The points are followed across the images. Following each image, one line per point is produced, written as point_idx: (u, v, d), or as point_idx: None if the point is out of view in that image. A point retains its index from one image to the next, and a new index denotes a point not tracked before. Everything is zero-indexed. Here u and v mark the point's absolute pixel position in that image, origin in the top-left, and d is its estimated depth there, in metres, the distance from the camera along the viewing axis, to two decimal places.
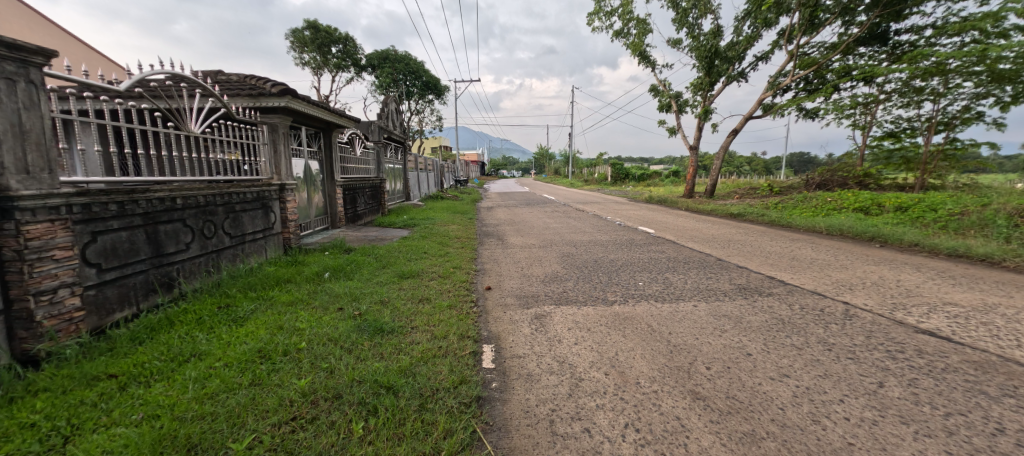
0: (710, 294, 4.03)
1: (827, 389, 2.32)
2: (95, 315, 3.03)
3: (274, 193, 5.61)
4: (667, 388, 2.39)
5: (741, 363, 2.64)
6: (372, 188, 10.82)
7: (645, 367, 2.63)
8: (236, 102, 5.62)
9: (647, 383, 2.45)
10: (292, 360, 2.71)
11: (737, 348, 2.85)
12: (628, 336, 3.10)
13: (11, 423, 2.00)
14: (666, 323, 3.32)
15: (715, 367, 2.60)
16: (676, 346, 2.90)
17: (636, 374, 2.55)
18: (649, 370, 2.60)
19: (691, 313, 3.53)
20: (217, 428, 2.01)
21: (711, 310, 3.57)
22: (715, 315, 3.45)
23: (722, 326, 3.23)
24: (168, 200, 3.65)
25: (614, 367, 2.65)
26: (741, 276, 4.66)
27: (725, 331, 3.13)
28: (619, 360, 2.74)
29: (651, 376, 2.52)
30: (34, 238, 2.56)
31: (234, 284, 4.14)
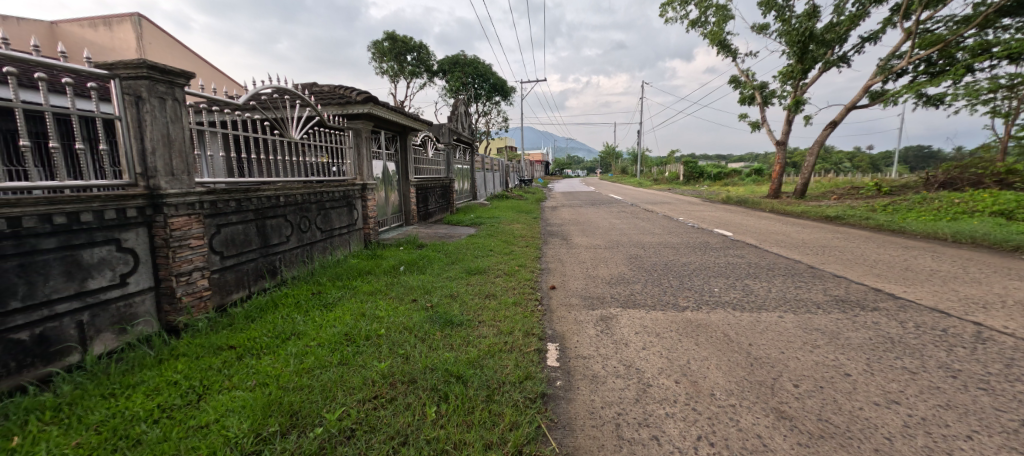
0: (799, 305, 3.72)
1: (950, 422, 2.05)
2: (219, 295, 3.55)
3: (356, 192, 6.12)
4: (746, 403, 2.27)
5: (837, 384, 2.42)
6: (442, 188, 11.33)
7: (721, 379, 2.52)
8: (327, 111, 6.32)
9: (723, 396, 2.35)
10: (373, 344, 2.97)
11: (832, 366, 2.62)
12: (702, 345, 2.98)
13: (161, 379, 2.43)
14: (745, 334, 3.14)
15: (805, 386, 2.42)
16: (758, 359, 2.74)
17: (711, 385, 2.46)
18: (727, 382, 2.49)
19: (774, 324, 3.30)
20: (312, 399, 2.28)
21: (800, 323, 3.31)
22: (805, 329, 3.20)
23: (815, 341, 2.98)
24: (273, 199, 4.17)
25: (686, 376, 2.57)
26: (839, 287, 4.23)
27: (817, 347, 2.89)
28: (692, 369, 2.65)
29: (729, 389, 2.41)
30: (176, 229, 3.08)
31: (325, 273, 4.61)
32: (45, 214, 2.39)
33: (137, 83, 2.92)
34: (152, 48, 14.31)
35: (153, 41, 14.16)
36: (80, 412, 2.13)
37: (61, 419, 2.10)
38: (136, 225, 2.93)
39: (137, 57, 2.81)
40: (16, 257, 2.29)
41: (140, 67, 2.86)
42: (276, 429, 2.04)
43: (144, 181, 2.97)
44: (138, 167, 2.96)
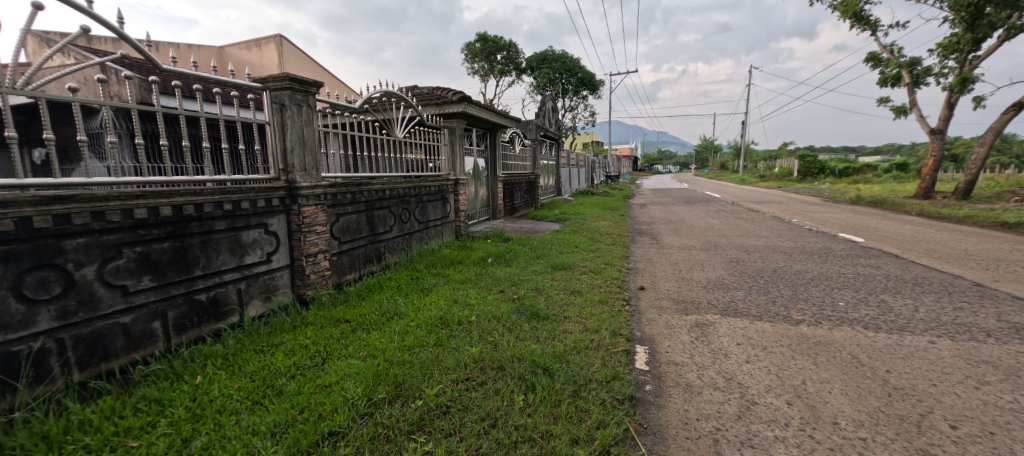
0: (958, 331, 3.12)
1: None
2: (338, 275, 4.07)
3: (450, 187, 6.51)
4: (880, 438, 1.97)
5: (1013, 432, 1.99)
6: (527, 183, 11.51)
7: (847, 407, 2.22)
8: (427, 111, 6.81)
9: (850, 426, 2.07)
10: (465, 330, 3.16)
11: (1008, 410, 2.16)
12: (822, 366, 2.65)
13: (294, 343, 2.87)
14: (879, 358, 2.73)
15: (965, 428, 2.03)
16: (896, 390, 2.36)
17: (833, 412, 2.18)
18: (855, 411, 2.18)
19: (923, 351, 2.81)
20: (414, 374, 2.50)
21: (959, 352, 2.78)
22: (968, 360, 2.67)
23: (982, 377, 2.48)
24: (381, 192, 4.64)
25: (801, 398, 2.31)
26: (1019, 313, 3.45)
27: (985, 384, 2.40)
28: (809, 391, 2.37)
29: (857, 420, 2.12)
30: (307, 217, 3.59)
31: (422, 261, 5.00)
32: (217, 201, 2.95)
33: (281, 93, 3.44)
34: (293, 62, 16.50)
35: (295, 57, 16.24)
36: (239, 362, 2.61)
37: (228, 366, 2.60)
38: (278, 212, 3.47)
39: (281, 71, 3.32)
40: (199, 235, 2.87)
41: (284, 79, 3.36)
42: (384, 395, 2.29)
43: (285, 175, 3.50)
44: (279, 163, 3.49)
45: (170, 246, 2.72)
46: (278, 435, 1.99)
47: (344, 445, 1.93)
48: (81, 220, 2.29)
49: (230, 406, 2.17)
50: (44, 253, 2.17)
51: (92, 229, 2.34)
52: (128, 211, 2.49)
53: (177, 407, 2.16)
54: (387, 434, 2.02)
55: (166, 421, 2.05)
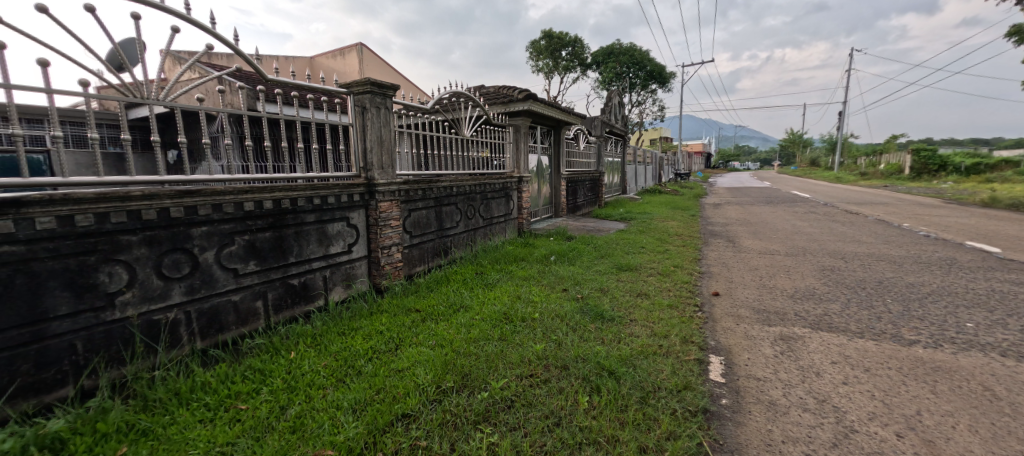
0: None
1: None
2: (408, 266, 4.32)
3: (515, 184, 6.56)
4: None
5: None
6: (591, 181, 11.27)
7: (975, 447, 1.89)
8: (493, 110, 6.88)
9: None
10: (528, 326, 3.15)
11: None
12: (942, 396, 2.28)
13: (371, 328, 3.06)
14: (1022, 393, 2.28)
15: None
16: None
17: (956, 451, 1.86)
18: (986, 452, 1.85)
19: None
20: (479, 366, 2.54)
21: None
22: None
23: None
24: (448, 189, 4.82)
25: (913, 430, 2.01)
26: None
27: None
28: (923, 423, 2.05)
29: None
30: (382, 212, 3.83)
31: (486, 256, 5.09)
32: (308, 196, 3.24)
33: (363, 96, 3.68)
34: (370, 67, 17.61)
35: (373, 61, 17.32)
36: (325, 342, 2.84)
37: (315, 345, 2.84)
38: (358, 207, 3.73)
39: (363, 77, 3.54)
40: (293, 226, 3.18)
41: (365, 84, 3.59)
42: (451, 384, 2.35)
43: (365, 173, 3.74)
44: (360, 161, 3.74)
45: (271, 235, 3.04)
46: (358, 411, 2.13)
47: (416, 427, 2.01)
48: (204, 212, 2.64)
49: (318, 381, 2.36)
50: (177, 238, 2.53)
51: (212, 219, 2.68)
52: (239, 204, 2.82)
53: (275, 378, 2.40)
54: (455, 422, 2.08)
55: (267, 389, 2.28)
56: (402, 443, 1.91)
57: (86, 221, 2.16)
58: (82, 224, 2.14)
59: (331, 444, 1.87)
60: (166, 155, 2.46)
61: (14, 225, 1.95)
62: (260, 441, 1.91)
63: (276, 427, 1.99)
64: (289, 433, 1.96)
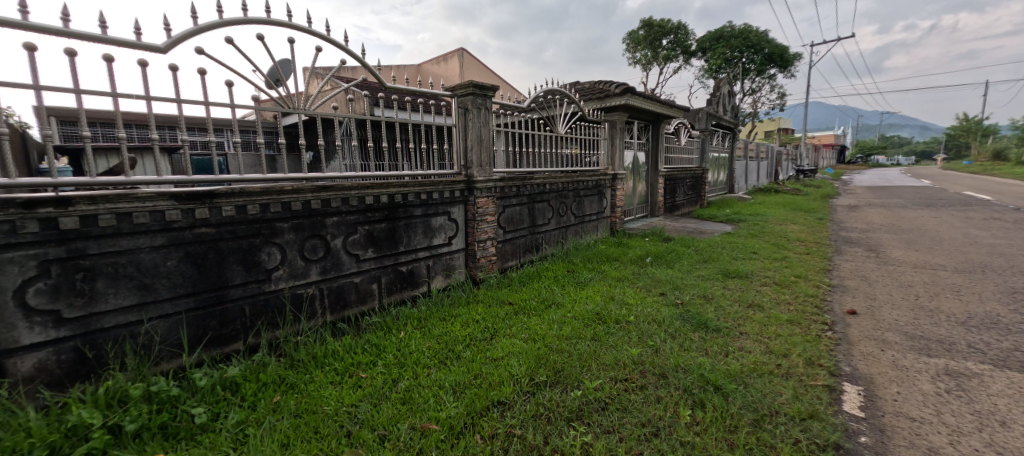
0: None
1: None
2: (501, 260, 4.45)
3: (608, 182, 6.35)
4: None
5: None
6: (693, 179, 10.46)
7: None
8: (588, 105, 6.76)
9: None
10: (623, 329, 3.03)
11: None
12: None
13: (468, 317, 3.21)
14: None
15: None
16: None
17: None
18: None
19: None
20: (572, 364, 2.51)
21: None
22: None
23: None
24: (541, 186, 4.85)
25: None
26: None
27: None
28: None
29: None
30: (480, 207, 3.99)
31: (578, 254, 5.02)
32: (417, 191, 3.51)
33: (467, 98, 3.86)
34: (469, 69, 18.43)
35: (471, 63, 18.12)
36: (428, 326, 3.06)
37: (420, 327, 3.07)
38: (459, 202, 3.93)
39: (468, 79, 3.72)
40: (403, 219, 3.47)
41: (469, 86, 3.76)
42: (544, 378, 2.36)
43: (465, 170, 3.93)
44: (461, 160, 3.93)
45: (386, 226, 3.35)
46: (458, 392, 2.25)
47: (511, 415, 2.07)
48: (335, 204, 3.00)
49: (423, 360, 2.55)
50: (316, 226, 2.93)
51: (341, 211, 3.05)
52: (362, 198, 3.16)
53: (388, 353, 2.65)
54: (548, 415, 2.08)
55: (381, 363, 2.53)
56: (498, 429, 1.97)
57: (254, 210, 2.61)
58: (252, 212, 2.60)
59: (436, 420, 2.01)
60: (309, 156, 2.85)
61: (209, 212, 2.43)
62: (376, 407, 2.12)
63: (389, 397, 2.20)
64: (400, 403, 2.15)
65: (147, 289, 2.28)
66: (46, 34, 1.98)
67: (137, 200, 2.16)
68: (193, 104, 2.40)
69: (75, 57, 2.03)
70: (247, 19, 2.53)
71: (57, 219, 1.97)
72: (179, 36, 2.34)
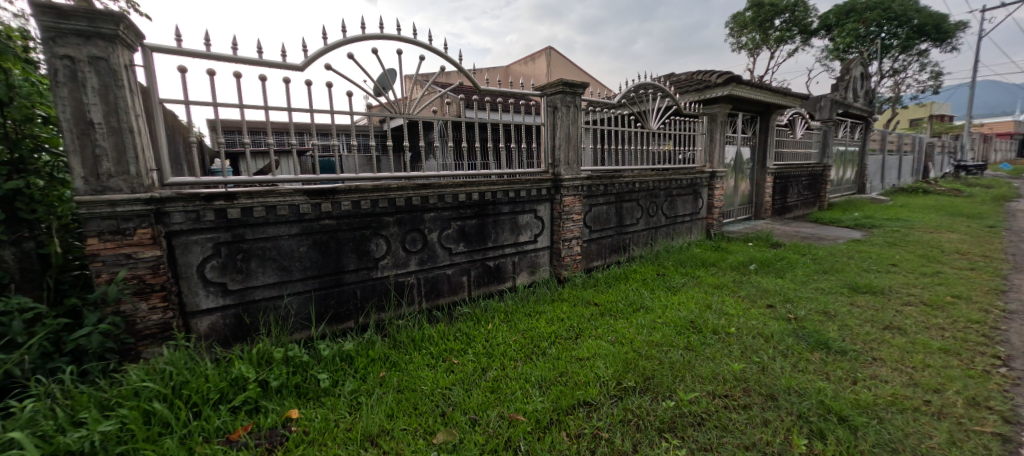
0: None
1: None
2: (586, 260, 4.42)
3: (705, 180, 5.93)
4: None
5: None
6: (810, 177, 9.27)
7: None
8: (686, 98, 6.31)
9: None
10: (721, 341, 2.84)
11: None
12: None
13: (553, 314, 3.25)
14: None
15: None
16: None
17: None
18: None
19: None
20: (664, 372, 2.43)
21: None
22: None
23: None
24: (630, 184, 4.71)
25: None
26: None
27: None
28: None
29: None
30: (566, 206, 4.00)
31: (670, 257, 4.78)
32: (505, 190, 3.64)
33: (555, 97, 3.90)
34: (557, 66, 18.33)
35: (559, 60, 18.02)
36: (515, 320, 3.16)
37: (506, 320, 3.19)
38: (545, 200, 3.99)
39: (557, 78, 3.74)
40: (492, 216, 3.63)
41: (559, 84, 3.78)
42: (633, 384, 2.32)
43: (552, 169, 3.97)
44: (549, 158, 3.98)
45: (476, 222, 3.53)
46: (544, 387, 2.31)
47: (598, 416, 2.07)
48: (432, 201, 3.25)
49: (510, 353, 2.66)
50: (415, 220, 3.20)
51: (437, 207, 3.29)
52: (456, 195, 3.37)
53: (477, 343, 2.80)
54: (637, 423, 2.05)
55: (472, 351, 2.69)
56: (585, 428, 1.99)
57: (366, 205, 2.94)
58: (364, 207, 2.93)
59: (523, 412, 2.09)
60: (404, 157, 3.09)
61: (331, 206, 2.80)
62: (467, 392, 2.26)
63: (479, 384, 2.33)
64: (489, 391, 2.27)
65: (284, 270, 2.70)
66: (221, 61, 2.44)
67: (280, 195, 2.57)
68: (322, 113, 2.78)
69: (240, 79, 2.48)
70: (366, 35, 2.86)
71: (225, 210, 2.43)
72: (313, 54, 2.72)
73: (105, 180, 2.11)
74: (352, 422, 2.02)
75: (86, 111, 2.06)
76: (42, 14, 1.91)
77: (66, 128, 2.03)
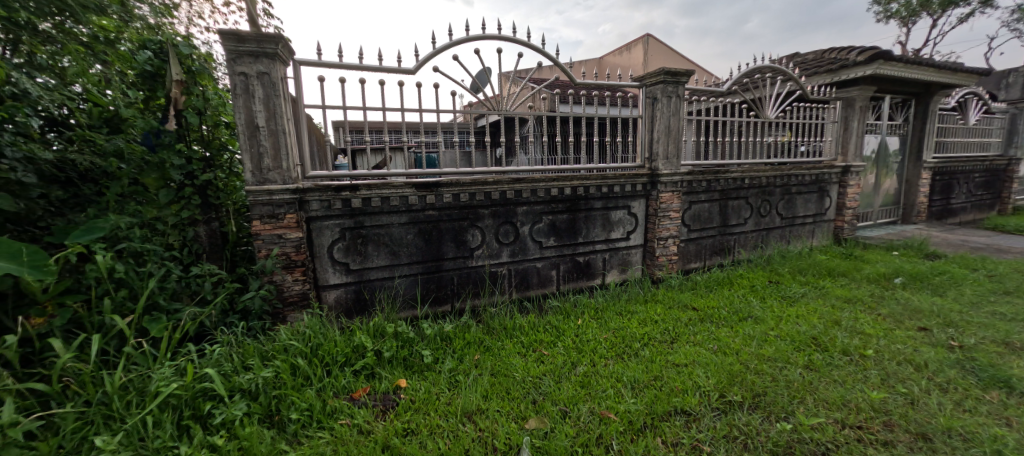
0: None
1: None
2: (683, 261, 4.19)
3: (835, 176, 5.17)
4: None
5: None
6: (986, 173, 7.53)
7: None
8: (813, 81, 5.53)
9: None
10: (854, 363, 2.49)
11: None
12: None
13: (646, 315, 3.14)
14: None
15: None
16: None
17: None
18: None
19: None
20: (780, 391, 2.22)
21: None
22: None
23: None
24: (739, 180, 4.32)
25: None
26: None
27: None
28: None
29: None
30: (663, 202, 3.81)
31: (786, 263, 4.29)
32: (598, 185, 3.59)
33: (656, 87, 3.72)
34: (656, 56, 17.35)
35: (659, 49, 17.04)
36: (605, 318, 3.13)
37: (596, 317, 3.17)
38: (640, 196, 3.85)
39: (659, 67, 3.56)
40: (584, 211, 3.61)
41: (660, 74, 3.60)
42: (739, 399, 2.16)
43: (648, 163, 3.82)
44: (646, 152, 3.84)
45: (566, 217, 3.55)
46: (637, 389, 2.26)
47: (697, 428, 1.97)
48: (526, 195, 3.34)
49: (600, 350, 2.65)
50: (509, 214, 3.32)
51: (530, 201, 3.37)
52: (548, 190, 3.42)
53: (566, 337, 2.83)
54: (745, 442, 1.91)
55: (562, 345, 2.73)
56: (684, 438, 1.91)
57: (464, 198, 3.12)
58: (462, 200, 3.12)
59: (615, 411, 2.08)
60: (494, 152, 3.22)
61: (434, 198, 3.03)
62: (558, 384, 2.31)
63: (569, 378, 2.37)
64: (579, 386, 2.29)
65: (394, 255, 3.00)
66: (349, 70, 2.78)
67: (393, 187, 2.87)
68: (429, 112, 3.02)
69: (364, 84, 2.81)
70: (470, 37, 3.03)
71: (350, 199, 2.79)
72: (423, 58, 2.97)
73: (266, 173, 2.56)
74: (450, 396, 2.19)
75: (254, 117, 2.51)
76: (227, 40, 2.37)
77: (241, 131, 2.50)
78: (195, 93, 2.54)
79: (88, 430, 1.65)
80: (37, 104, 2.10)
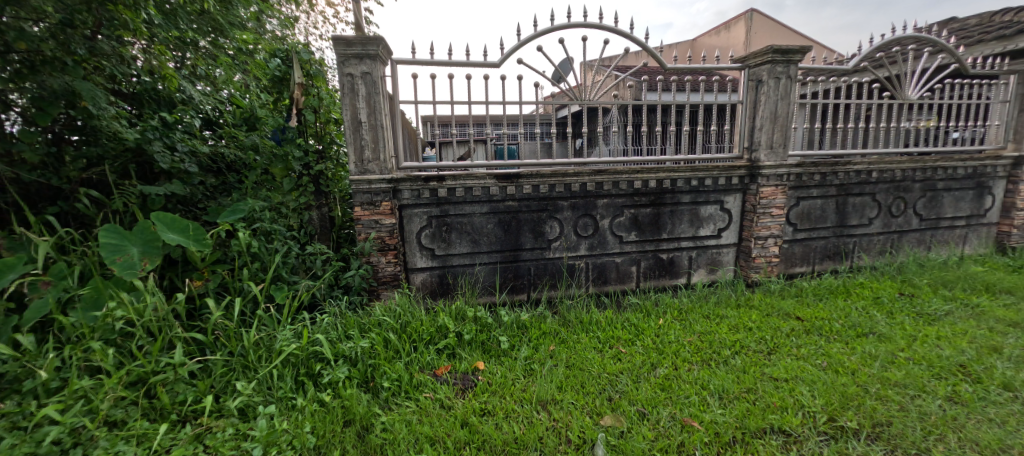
0: None
1: None
2: (785, 264, 3.80)
3: (997, 171, 4.26)
4: None
5: None
6: None
7: None
8: (976, 51, 4.56)
9: None
10: (1017, 401, 2.07)
11: None
12: None
13: (739, 321, 2.93)
14: None
15: None
16: None
17: None
18: None
19: None
20: (909, 424, 1.94)
21: None
22: None
23: None
24: (864, 174, 3.78)
25: None
26: None
27: None
28: None
29: None
30: (764, 197, 3.47)
31: (922, 274, 3.67)
32: (688, 177, 3.39)
33: (761, 68, 3.36)
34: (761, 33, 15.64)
35: (764, 26, 15.35)
36: (691, 320, 2.97)
37: (682, 319, 3.02)
38: (736, 190, 3.56)
39: (766, 46, 3.22)
40: (670, 205, 3.44)
41: (768, 53, 3.25)
42: (853, 425, 1.94)
43: (748, 154, 3.50)
44: (744, 142, 3.52)
45: (651, 211, 3.42)
46: (726, 400, 2.13)
47: (797, 450, 1.81)
48: (607, 187, 3.27)
49: (684, 354, 2.53)
50: (588, 206, 3.29)
51: (612, 193, 3.30)
52: (632, 182, 3.31)
53: (646, 337, 2.75)
54: None
55: (642, 344, 2.66)
56: None
57: (544, 189, 3.16)
58: (542, 191, 3.16)
59: (699, 419, 1.99)
60: (576, 143, 3.19)
61: (516, 190, 3.11)
62: (636, 384, 2.27)
63: (648, 379, 2.31)
64: (660, 388, 2.22)
65: (476, 243, 3.16)
66: (440, 66, 2.95)
67: (475, 178, 3.01)
68: (512, 105, 3.08)
69: (453, 79, 2.95)
70: (556, 26, 3.02)
71: (437, 189, 2.99)
72: (509, 51, 3.03)
73: (366, 164, 2.84)
74: (525, 384, 2.27)
75: (358, 113, 2.79)
76: (338, 45, 2.65)
77: (347, 126, 2.79)
78: (312, 94, 2.91)
79: (231, 375, 2.01)
80: (197, 107, 2.66)
